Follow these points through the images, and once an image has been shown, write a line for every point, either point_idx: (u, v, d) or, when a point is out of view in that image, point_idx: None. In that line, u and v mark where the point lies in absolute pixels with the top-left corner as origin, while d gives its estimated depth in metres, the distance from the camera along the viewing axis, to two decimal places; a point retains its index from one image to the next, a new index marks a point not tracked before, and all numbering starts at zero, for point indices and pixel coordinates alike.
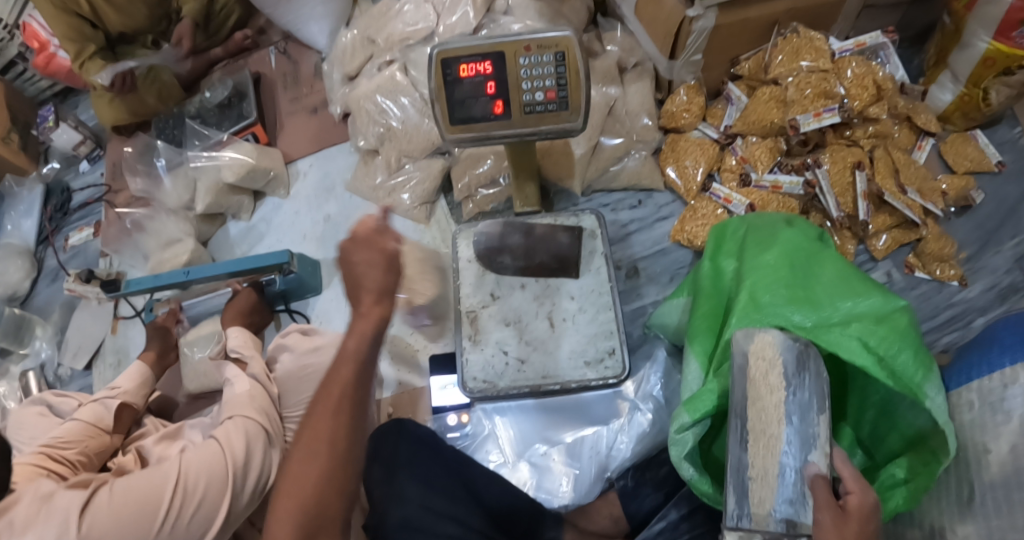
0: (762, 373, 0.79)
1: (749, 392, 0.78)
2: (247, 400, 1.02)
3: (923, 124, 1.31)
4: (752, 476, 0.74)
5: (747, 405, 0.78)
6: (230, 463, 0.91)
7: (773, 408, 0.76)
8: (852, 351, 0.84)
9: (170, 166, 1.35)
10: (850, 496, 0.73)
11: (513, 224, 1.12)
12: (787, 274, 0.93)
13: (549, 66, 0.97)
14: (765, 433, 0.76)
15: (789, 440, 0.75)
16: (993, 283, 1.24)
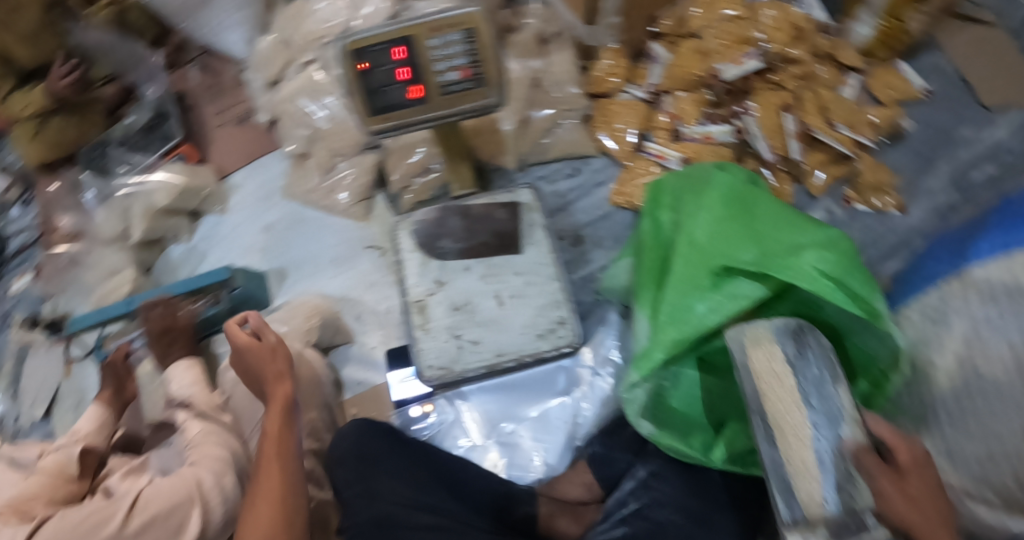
0: (766, 366, 0.73)
1: (759, 386, 0.72)
2: (195, 427, 1.01)
3: (846, 60, 1.34)
4: (793, 472, 0.68)
5: (762, 399, 0.71)
6: (201, 495, 0.89)
7: (788, 396, 0.70)
8: (808, 279, 0.82)
9: (99, 198, 1.31)
10: (900, 455, 0.69)
11: (449, 208, 1.11)
12: (728, 216, 0.93)
13: (458, 45, 0.96)
14: (795, 423, 0.69)
15: (816, 421, 0.69)
16: (934, 205, 1.24)
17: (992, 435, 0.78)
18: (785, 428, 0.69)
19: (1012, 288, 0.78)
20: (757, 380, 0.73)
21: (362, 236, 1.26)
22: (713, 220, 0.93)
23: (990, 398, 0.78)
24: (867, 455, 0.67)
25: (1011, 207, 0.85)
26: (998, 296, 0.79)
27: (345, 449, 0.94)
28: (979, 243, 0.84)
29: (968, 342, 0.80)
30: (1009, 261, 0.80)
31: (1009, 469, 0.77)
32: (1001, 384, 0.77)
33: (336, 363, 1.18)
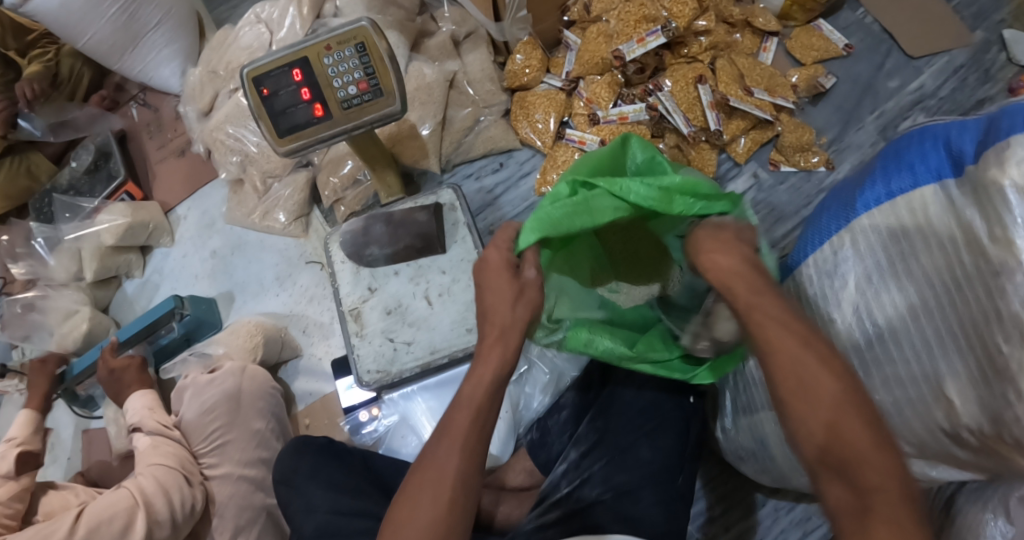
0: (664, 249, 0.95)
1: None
2: (150, 448, 1.06)
3: (762, 27, 1.30)
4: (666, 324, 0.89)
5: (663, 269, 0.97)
6: (144, 505, 0.98)
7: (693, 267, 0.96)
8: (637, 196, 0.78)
9: (48, 245, 1.34)
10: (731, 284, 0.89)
11: (374, 216, 1.13)
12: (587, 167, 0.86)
13: (352, 59, 0.99)
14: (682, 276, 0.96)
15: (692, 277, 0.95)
16: (861, 159, 1.25)
17: (893, 383, 0.76)
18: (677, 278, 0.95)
19: (899, 234, 0.75)
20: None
21: (303, 252, 1.30)
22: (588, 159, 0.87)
23: (889, 346, 0.76)
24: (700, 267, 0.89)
25: (893, 147, 0.80)
26: (887, 243, 0.76)
27: (285, 469, 1.03)
28: (864, 191, 0.80)
29: (864, 291, 0.78)
30: (893, 206, 0.76)
31: (913, 416, 0.76)
32: (898, 330, 0.75)
33: (285, 378, 1.24)
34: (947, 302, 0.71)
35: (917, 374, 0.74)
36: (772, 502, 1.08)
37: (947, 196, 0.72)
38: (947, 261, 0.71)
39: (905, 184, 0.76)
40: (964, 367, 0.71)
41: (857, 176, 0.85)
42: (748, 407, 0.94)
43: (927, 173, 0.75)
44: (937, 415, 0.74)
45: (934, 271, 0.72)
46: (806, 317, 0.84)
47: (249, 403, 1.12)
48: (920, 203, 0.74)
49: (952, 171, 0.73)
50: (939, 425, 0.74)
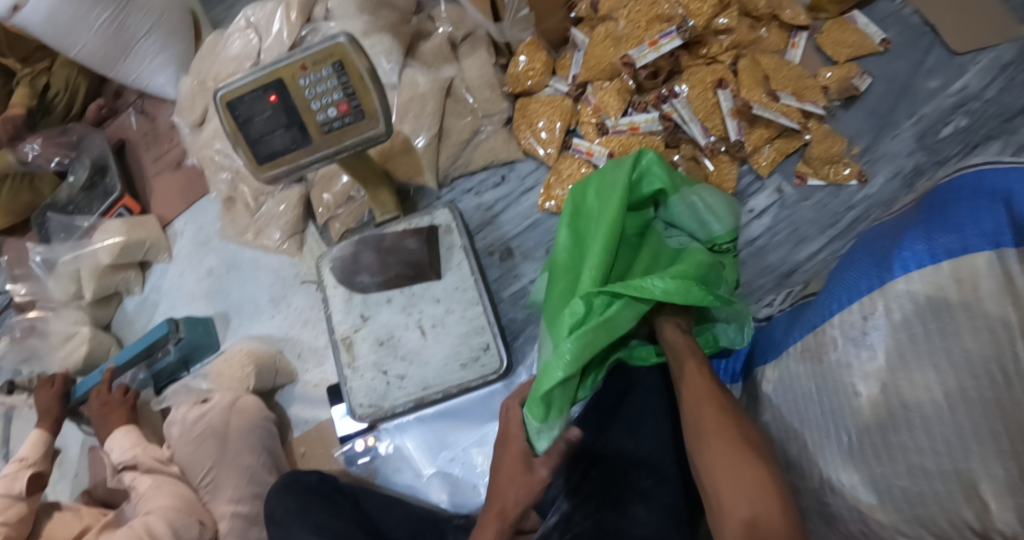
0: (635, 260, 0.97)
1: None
2: (153, 488, 1.06)
3: (790, 20, 1.17)
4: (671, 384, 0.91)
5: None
6: None
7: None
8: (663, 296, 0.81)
9: (47, 266, 1.31)
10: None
11: (364, 241, 1.06)
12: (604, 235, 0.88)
13: (330, 79, 0.92)
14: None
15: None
16: (895, 171, 1.12)
17: (918, 471, 0.66)
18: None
19: (940, 306, 0.67)
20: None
21: (297, 272, 1.24)
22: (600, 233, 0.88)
23: (917, 430, 0.66)
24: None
25: (939, 200, 0.73)
26: (925, 315, 0.68)
27: (272, 508, 1.00)
28: (902, 248, 0.71)
29: (893, 365, 0.69)
30: (936, 271, 0.68)
31: (938, 509, 0.64)
32: (930, 415, 0.65)
33: (282, 402, 1.20)
34: (990, 395, 0.63)
35: (946, 470, 0.64)
36: None
37: (1005, 270, 0.64)
38: (995, 347, 0.63)
39: (953, 245, 0.68)
40: (1004, 466, 0.61)
41: (893, 225, 0.76)
42: None
43: (981, 237, 0.67)
44: (966, 513, 0.63)
45: (978, 354, 0.64)
46: (823, 383, 0.75)
47: (240, 437, 1.08)
48: (969, 272, 0.66)
49: (1012, 239, 0.65)
50: (969, 525, 0.63)
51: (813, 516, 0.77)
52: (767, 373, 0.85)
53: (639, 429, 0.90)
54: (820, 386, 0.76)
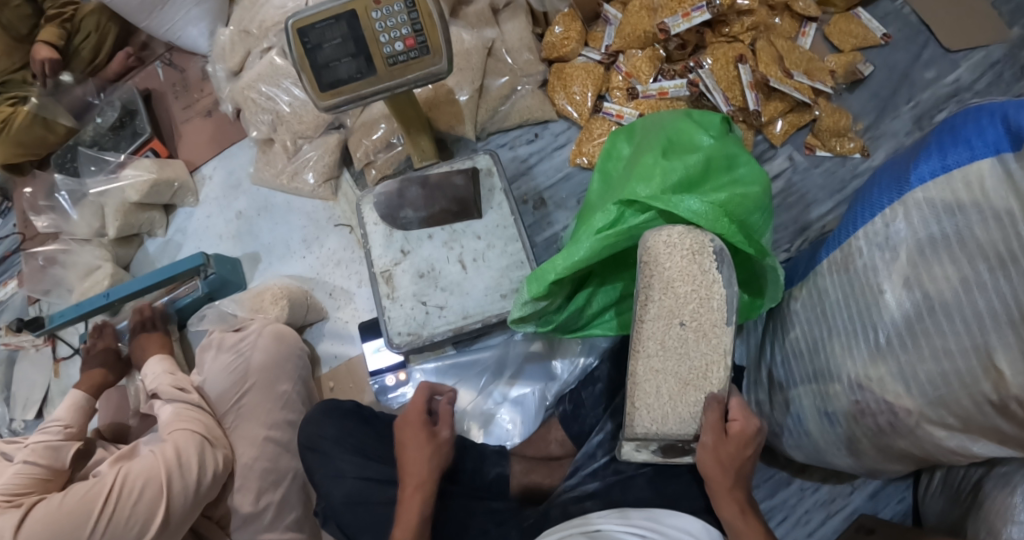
0: (691, 245, 0.85)
1: (660, 304, 0.85)
2: (174, 416, 1.03)
3: (802, 11, 1.29)
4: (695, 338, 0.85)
5: (670, 275, 0.85)
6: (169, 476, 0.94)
7: (715, 351, 0.84)
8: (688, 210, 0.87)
9: (73, 200, 1.33)
10: (733, 423, 0.83)
11: (409, 178, 1.12)
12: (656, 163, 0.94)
13: (401, 15, 0.98)
14: (666, 378, 0.85)
15: (678, 373, 0.85)
16: (896, 147, 1.24)
17: (941, 354, 0.79)
18: (662, 408, 0.85)
19: (954, 208, 0.77)
20: (657, 297, 0.85)
21: (331, 215, 1.31)
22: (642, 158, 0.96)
23: (940, 319, 0.78)
24: (715, 407, 0.82)
25: (948, 123, 0.82)
26: (940, 218, 0.78)
27: (309, 435, 0.98)
28: (919, 165, 0.81)
29: (915, 264, 0.80)
30: (948, 179, 0.78)
31: (959, 387, 0.79)
32: (951, 303, 0.77)
33: (311, 340, 1.23)
34: (1002, 275, 0.74)
35: (966, 347, 0.77)
36: (797, 482, 1.12)
37: (1006, 170, 0.74)
38: (1003, 236, 0.73)
39: (962, 157, 0.78)
40: (1014, 340, 0.74)
41: (907, 152, 0.86)
42: (785, 381, 0.98)
43: (985, 147, 0.76)
44: (985, 387, 0.77)
45: (991, 244, 0.74)
46: (851, 289, 0.87)
47: (280, 365, 1.10)
48: (976, 176, 0.76)
49: (1011, 146, 0.75)
50: (986, 397, 0.78)
51: (843, 416, 0.90)
52: (795, 293, 0.97)
53: None
54: (848, 294, 0.87)
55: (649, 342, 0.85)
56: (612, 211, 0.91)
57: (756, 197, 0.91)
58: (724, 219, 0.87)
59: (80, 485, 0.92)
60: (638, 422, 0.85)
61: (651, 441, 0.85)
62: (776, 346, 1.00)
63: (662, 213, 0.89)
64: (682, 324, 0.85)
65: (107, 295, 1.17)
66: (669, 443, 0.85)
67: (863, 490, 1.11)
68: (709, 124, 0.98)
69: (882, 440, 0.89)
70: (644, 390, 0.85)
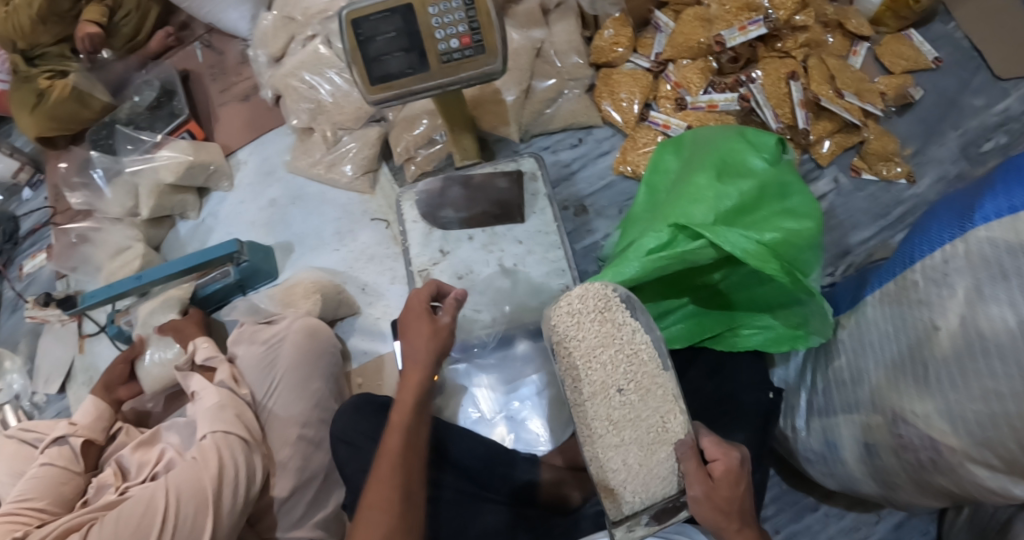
0: (597, 307, 0.84)
1: (590, 379, 0.83)
2: (216, 410, 1.00)
3: (854, 30, 1.27)
4: (638, 397, 0.81)
5: (589, 346, 0.84)
6: (217, 488, 0.91)
7: (665, 401, 0.80)
8: (736, 246, 0.83)
9: (107, 176, 1.31)
10: (716, 463, 0.75)
11: (451, 178, 1.12)
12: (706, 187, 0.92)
13: (459, 11, 0.97)
14: (630, 448, 0.81)
15: (639, 439, 0.81)
16: (941, 174, 1.22)
17: (992, 395, 0.76)
18: (637, 480, 0.80)
19: (1017, 248, 0.75)
20: (585, 373, 0.83)
21: (366, 209, 1.30)
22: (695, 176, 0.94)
23: (993, 359, 0.76)
24: (689, 454, 0.76)
25: (1016, 161, 0.80)
26: (1002, 257, 0.76)
27: (343, 427, 0.97)
28: (984, 202, 0.79)
29: (973, 302, 0.77)
30: (1014, 220, 0.76)
31: (1008, 430, 0.76)
32: (1006, 343, 0.75)
33: (341, 334, 1.23)
34: None
35: (1018, 390, 0.74)
36: (823, 508, 1.11)
37: None
38: None
39: None
40: None
41: (972, 188, 0.84)
42: (825, 409, 0.97)
43: None
44: None
45: None
46: (905, 322, 0.85)
47: (313, 362, 1.09)
48: None
49: None
50: None
51: (884, 449, 0.88)
52: (843, 322, 0.96)
53: (720, 371, 0.97)
54: (899, 327, 0.86)
55: (596, 421, 0.82)
56: (661, 236, 0.88)
57: (809, 235, 0.89)
58: (774, 261, 0.83)
59: (130, 505, 0.88)
60: (624, 503, 0.80)
61: (640, 514, 0.80)
62: (820, 373, 0.98)
63: (713, 244, 0.85)
64: (619, 390, 0.82)
65: (139, 278, 1.16)
66: (661, 507, 0.80)
67: (889, 520, 1.09)
68: (765, 144, 0.95)
69: (921, 477, 0.86)
70: (614, 468, 0.81)
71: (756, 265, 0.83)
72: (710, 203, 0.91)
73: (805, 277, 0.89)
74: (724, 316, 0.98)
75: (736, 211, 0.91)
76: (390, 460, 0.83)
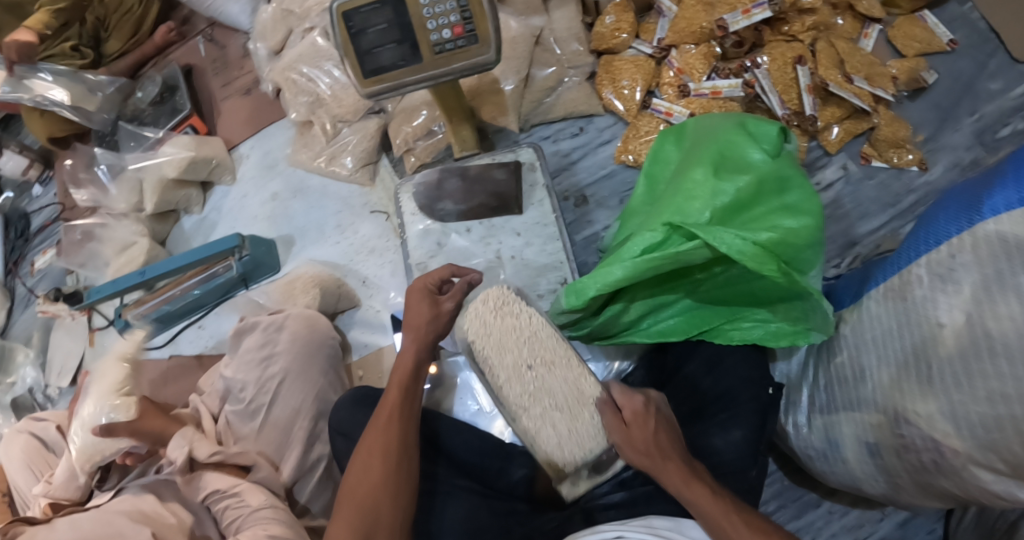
0: (497, 303, 0.89)
1: (502, 365, 0.88)
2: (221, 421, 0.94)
3: (865, 12, 1.23)
4: (547, 369, 0.88)
5: (495, 339, 0.88)
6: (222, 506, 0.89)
7: (575, 370, 0.88)
8: (732, 248, 0.82)
9: (111, 173, 1.33)
10: (626, 411, 0.82)
11: (448, 169, 1.10)
12: (704, 182, 0.89)
13: (450, 2, 0.95)
14: (553, 415, 0.87)
15: (558, 405, 0.87)
16: (954, 162, 1.18)
17: (997, 398, 0.74)
18: (564, 444, 0.87)
19: None
20: (497, 360, 0.88)
21: (367, 201, 1.29)
22: (693, 168, 0.92)
23: (1000, 360, 0.73)
24: (605, 408, 0.84)
25: None
26: (1009, 254, 0.73)
27: (341, 419, 0.96)
28: (993, 193, 0.76)
29: (980, 299, 0.75)
30: None
31: (1013, 433, 0.73)
32: (1013, 344, 0.72)
33: (342, 327, 1.23)
34: None
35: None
36: (826, 504, 1.08)
37: None
38: None
39: None
40: None
41: (982, 177, 0.80)
42: (827, 405, 0.94)
43: None
44: None
45: None
46: (909, 317, 0.82)
47: (310, 353, 1.08)
48: None
49: None
50: None
51: (887, 448, 0.86)
52: (845, 316, 0.94)
53: (717, 366, 0.93)
54: (901, 323, 0.83)
55: (517, 398, 0.88)
56: (654, 236, 0.87)
57: (808, 234, 0.86)
58: (772, 262, 0.82)
59: None
60: (562, 458, 0.87)
61: (575, 466, 0.87)
62: (823, 369, 0.96)
63: (706, 246, 0.84)
64: (530, 367, 0.88)
65: (143, 273, 1.17)
66: (593, 455, 0.87)
67: (893, 518, 1.06)
68: (766, 135, 0.93)
69: (923, 478, 0.84)
70: (545, 440, 0.87)
71: (753, 266, 0.82)
72: (706, 199, 0.89)
73: (803, 277, 0.86)
74: (724, 309, 0.96)
75: (732, 207, 0.89)
76: (370, 445, 0.82)
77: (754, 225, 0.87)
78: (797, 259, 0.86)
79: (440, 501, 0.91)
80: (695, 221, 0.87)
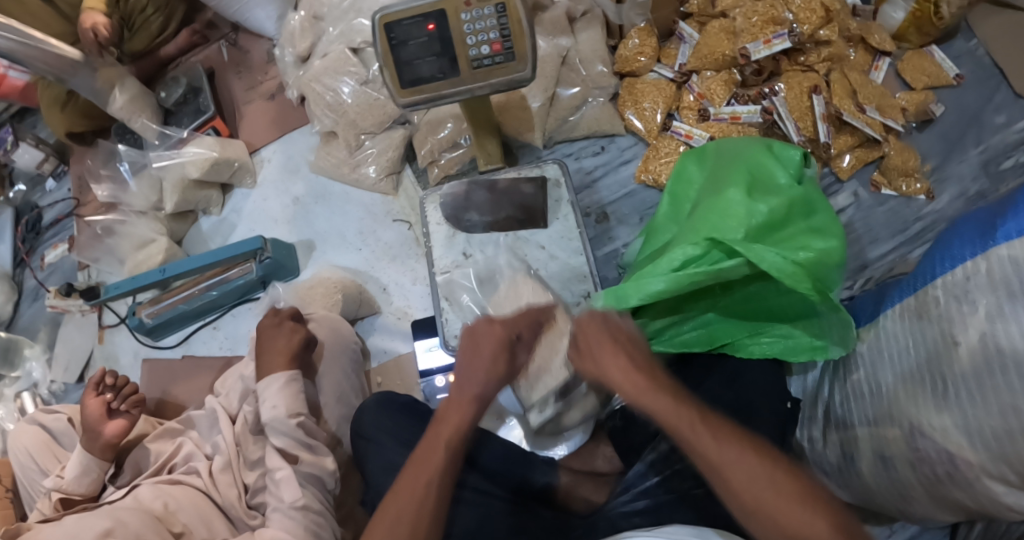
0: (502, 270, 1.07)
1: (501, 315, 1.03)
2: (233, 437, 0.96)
3: (877, 45, 1.29)
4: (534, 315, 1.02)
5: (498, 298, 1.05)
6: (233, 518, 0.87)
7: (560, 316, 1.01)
8: (774, 265, 0.85)
9: (133, 170, 1.35)
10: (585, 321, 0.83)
11: (476, 181, 1.13)
12: (741, 200, 0.93)
13: (491, 19, 0.97)
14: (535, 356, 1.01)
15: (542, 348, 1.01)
16: (961, 191, 1.23)
17: (1010, 410, 0.77)
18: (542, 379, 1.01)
19: None
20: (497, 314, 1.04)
21: (389, 210, 1.31)
22: (729, 186, 0.95)
23: (1012, 375, 0.77)
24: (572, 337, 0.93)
25: None
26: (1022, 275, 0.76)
27: (366, 422, 0.98)
28: (1006, 220, 0.80)
29: (993, 318, 0.78)
30: None
31: None
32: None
33: (361, 333, 1.24)
34: None
35: None
36: None
37: None
38: None
39: None
40: None
41: (998, 203, 0.85)
42: (842, 420, 0.98)
43: None
44: None
45: None
46: (927, 334, 0.86)
47: (335, 358, 1.11)
48: None
49: None
50: None
51: (899, 461, 0.89)
52: (860, 335, 0.98)
53: (737, 380, 0.95)
54: (919, 342, 0.87)
55: None
56: (695, 250, 0.89)
57: (837, 255, 0.91)
58: (807, 280, 0.85)
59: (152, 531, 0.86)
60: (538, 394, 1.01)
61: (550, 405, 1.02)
62: (838, 384, 1.00)
63: (746, 263, 0.87)
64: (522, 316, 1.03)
65: (163, 271, 1.17)
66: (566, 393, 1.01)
67: (900, 535, 1.09)
68: (791, 159, 0.95)
69: (937, 490, 0.87)
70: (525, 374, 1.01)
71: (790, 284, 0.85)
72: (741, 218, 0.92)
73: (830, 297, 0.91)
74: (744, 324, 0.99)
75: (766, 226, 0.92)
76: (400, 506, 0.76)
77: (786, 246, 0.91)
78: (827, 280, 0.90)
79: (461, 510, 0.92)
80: (732, 238, 0.90)
